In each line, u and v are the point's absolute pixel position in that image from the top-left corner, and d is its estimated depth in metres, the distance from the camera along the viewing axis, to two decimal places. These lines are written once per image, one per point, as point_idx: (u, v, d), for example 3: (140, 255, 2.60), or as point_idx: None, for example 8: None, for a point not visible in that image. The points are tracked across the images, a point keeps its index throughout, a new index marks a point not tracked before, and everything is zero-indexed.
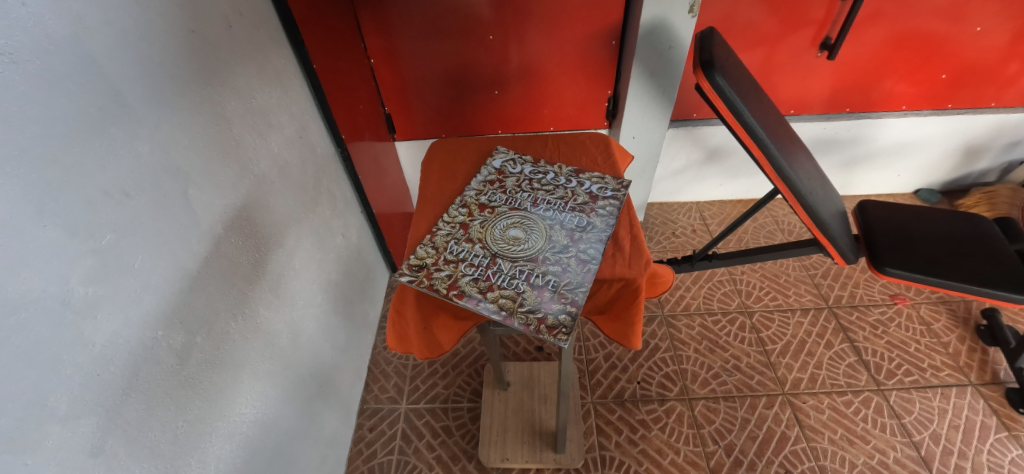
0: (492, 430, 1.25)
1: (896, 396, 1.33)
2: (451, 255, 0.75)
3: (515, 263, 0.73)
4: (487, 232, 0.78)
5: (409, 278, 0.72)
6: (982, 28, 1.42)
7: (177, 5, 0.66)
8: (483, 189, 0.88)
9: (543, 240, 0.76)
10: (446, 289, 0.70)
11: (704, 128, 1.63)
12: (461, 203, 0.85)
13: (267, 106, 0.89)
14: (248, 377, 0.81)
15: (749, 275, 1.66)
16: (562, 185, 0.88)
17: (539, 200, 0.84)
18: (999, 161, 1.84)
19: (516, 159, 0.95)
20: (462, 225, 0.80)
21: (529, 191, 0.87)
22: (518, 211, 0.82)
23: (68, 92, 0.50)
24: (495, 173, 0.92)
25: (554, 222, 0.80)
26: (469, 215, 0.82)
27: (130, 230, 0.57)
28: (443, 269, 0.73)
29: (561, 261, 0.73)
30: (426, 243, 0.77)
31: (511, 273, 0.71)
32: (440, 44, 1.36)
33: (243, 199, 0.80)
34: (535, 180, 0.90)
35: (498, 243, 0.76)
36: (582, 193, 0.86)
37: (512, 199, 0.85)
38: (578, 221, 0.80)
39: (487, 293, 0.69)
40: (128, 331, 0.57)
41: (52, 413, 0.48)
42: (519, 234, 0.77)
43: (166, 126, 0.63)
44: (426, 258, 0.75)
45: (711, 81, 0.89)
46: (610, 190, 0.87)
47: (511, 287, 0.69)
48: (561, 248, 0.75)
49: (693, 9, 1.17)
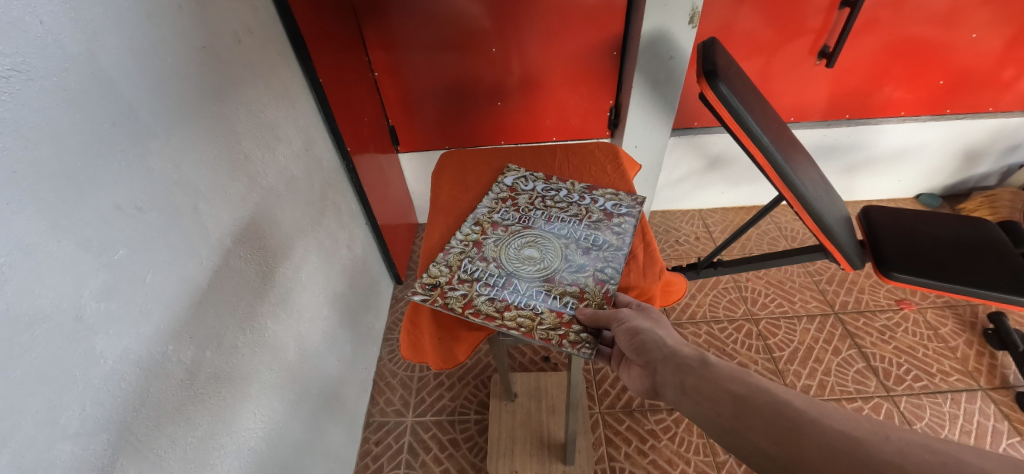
0: (501, 443, 1.23)
1: (907, 402, 1.32)
2: (465, 274, 0.75)
3: (531, 283, 0.73)
4: (501, 251, 0.78)
5: (422, 296, 0.72)
6: (978, 35, 1.44)
7: (188, 22, 0.67)
8: (495, 207, 0.88)
9: (559, 259, 0.76)
10: (461, 308, 0.70)
11: (706, 136, 1.65)
12: (474, 220, 0.85)
13: (274, 120, 0.89)
14: (255, 392, 0.79)
15: (754, 282, 1.65)
16: (575, 201, 0.89)
17: (553, 217, 0.85)
18: (998, 165, 1.85)
19: (529, 175, 0.96)
20: (476, 243, 0.80)
21: (542, 208, 0.87)
22: (532, 230, 0.82)
23: (86, 110, 0.50)
24: (508, 190, 0.92)
25: (569, 241, 0.80)
26: (482, 233, 0.82)
27: (143, 244, 0.57)
28: (457, 288, 0.73)
29: (578, 280, 0.73)
30: (439, 261, 0.77)
31: (527, 294, 0.71)
32: (442, 57, 1.38)
33: (251, 212, 0.80)
34: (548, 197, 0.90)
35: (513, 262, 0.76)
36: (596, 210, 0.87)
37: (525, 217, 0.85)
38: (593, 239, 0.80)
39: (504, 314, 0.68)
40: (139, 346, 0.56)
41: (64, 431, 0.47)
42: (534, 253, 0.78)
43: (177, 142, 0.64)
44: (440, 276, 0.75)
45: (715, 89, 0.90)
46: (625, 207, 0.87)
47: (528, 307, 0.69)
48: (578, 267, 0.75)
49: (693, 21, 1.18)
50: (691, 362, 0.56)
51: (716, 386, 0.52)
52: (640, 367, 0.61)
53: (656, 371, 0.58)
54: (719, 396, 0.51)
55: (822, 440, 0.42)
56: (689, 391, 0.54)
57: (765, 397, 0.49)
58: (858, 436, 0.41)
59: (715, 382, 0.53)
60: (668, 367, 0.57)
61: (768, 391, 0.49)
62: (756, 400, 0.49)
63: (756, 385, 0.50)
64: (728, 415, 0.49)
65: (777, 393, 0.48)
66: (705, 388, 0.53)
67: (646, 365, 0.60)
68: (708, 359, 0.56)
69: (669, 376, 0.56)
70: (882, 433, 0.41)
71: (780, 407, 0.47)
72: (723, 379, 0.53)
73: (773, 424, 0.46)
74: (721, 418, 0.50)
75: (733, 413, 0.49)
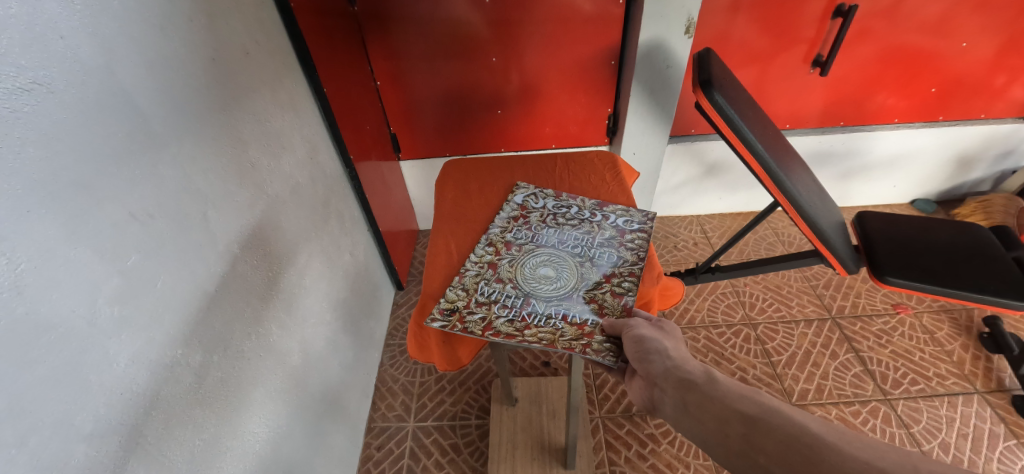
0: (502, 447, 1.23)
1: (904, 406, 1.33)
2: (482, 297, 0.75)
3: (550, 303, 0.73)
4: (517, 271, 0.79)
5: (441, 323, 0.71)
6: (968, 44, 1.47)
7: (199, 36, 0.69)
8: (508, 226, 0.90)
9: (576, 278, 0.77)
10: (481, 331, 0.69)
11: (703, 143, 1.67)
12: (487, 241, 0.86)
13: (280, 129, 0.91)
14: (260, 397, 0.81)
15: (751, 287, 1.67)
16: (587, 219, 0.90)
17: (566, 236, 0.86)
18: (991, 170, 1.88)
19: (538, 193, 0.98)
20: (491, 264, 0.81)
21: (553, 225, 0.88)
22: (547, 249, 0.83)
23: (101, 120, 0.52)
24: (518, 209, 0.94)
25: (584, 259, 0.81)
26: (496, 253, 0.83)
27: (154, 250, 0.59)
28: (475, 312, 0.72)
29: (595, 297, 0.73)
30: (456, 286, 0.78)
31: (547, 313, 0.71)
32: (443, 67, 1.40)
33: (257, 219, 0.82)
34: (558, 214, 0.91)
35: (529, 282, 0.77)
36: (609, 227, 0.88)
37: (537, 236, 0.86)
38: (608, 255, 0.81)
39: (525, 331, 0.68)
40: (150, 350, 0.58)
41: (78, 432, 0.49)
42: (550, 272, 0.78)
43: (188, 151, 0.66)
44: (457, 301, 0.75)
45: (709, 98, 0.92)
46: (637, 223, 0.88)
47: (549, 325, 0.69)
48: (595, 284, 0.76)
49: (689, 30, 1.21)
50: (697, 378, 0.55)
51: (722, 405, 0.50)
52: (641, 379, 0.59)
53: (659, 384, 0.56)
54: (727, 417, 0.49)
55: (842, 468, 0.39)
56: (693, 409, 0.52)
57: (778, 420, 0.46)
58: (884, 468, 0.38)
59: (722, 400, 0.51)
60: (673, 382, 0.55)
61: (782, 413, 0.46)
62: (769, 421, 0.46)
63: (768, 407, 0.48)
64: (735, 436, 0.47)
65: (791, 416, 0.46)
66: (711, 407, 0.51)
67: (648, 376, 0.58)
68: (716, 378, 0.54)
69: (671, 390, 0.55)
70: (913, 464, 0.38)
71: (796, 432, 0.44)
72: (732, 398, 0.51)
73: (787, 449, 0.43)
74: (729, 439, 0.47)
75: (743, 435, 0.47)
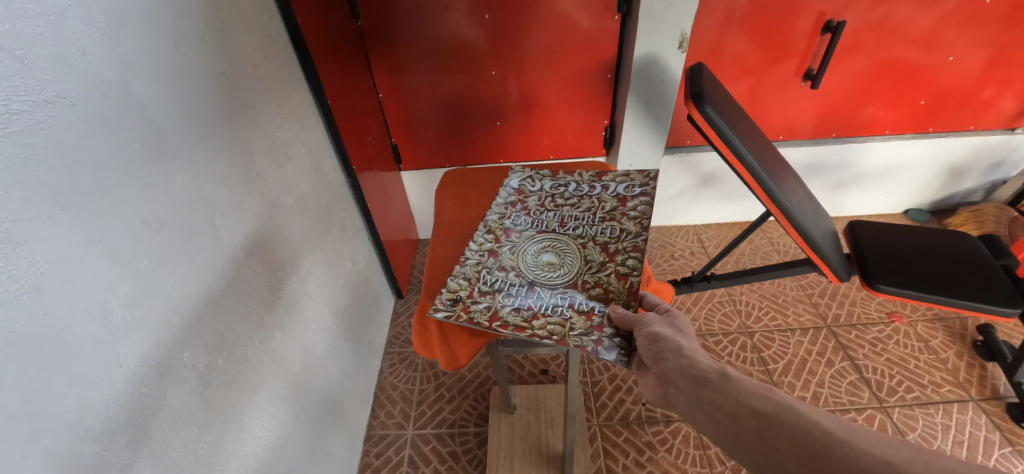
0: (500, 454, 1.24)
1: (900, 413, 1.34)
2: (485, 286, 0.75)
3: (554, 290, 0.73)
4: (519, 258, 0.80)
5: (445, 312, 0.71)
6: (955, 58, 1.51)
7: (210, 50, 0.72)
8: (506, 212, 0.90)
9: (579, 261, 0.77)
10: (487, 322, 0.69)
11: (698, 154, 1.71)
12: (487, 228, 0.87)
13: (285, 139, 0.94)
14: (261, 401, 0.82)
15: (748, 296, 1.69)
16: (585, 194, 0.91)
17: (566, 217, 0.86)
18: (982, 181, 1.91)
19: (534, 176, 0.99)
20: (492, 251, 0.82)
21: (553, 208, 0.89)
22: (548, 234, 0.84)
23: (118, 131, 0.55)
24: (515, 193, 0.95)
25: (586, 239, 0.81)
26: (496, 241, 0.84)
27: (165, 256, 0.61)
28: (480, 301, 0.73)
29: (599, 281, 0.73)
30: (457, 275, 0.78)
31: (553, 301, 0.71)
32: (444, 79, 1.44)
33: (262, 226, 0.84)
34: (557, 195, 0.92)
35: (533, 270, 0.77)
36: (609, 198, 0.89)
37: (537, 221, 0.87)
38: (609, 230, 0.82)
39: (534, 324, 0.67)
40: (158, 352, 0.60)
41: (88, 431, 0.51)
42: (553, 259, 0.79)
43: (198, 161, 0.68)
44: (460, 290, 0.75)
45: (701, 111, 0.95)
46: (638, 186, 0.90)
47: (556, 314, 0.68)
48: (598, 266, 0.76)
49: (682, 45, 1.25)
50: (711, 376, 0.56)
51: (735, 402, 0.52)
52: (654, 376, 0.61)
53: (673, 381, 0.58)
54: (740, 414, 0.51)
55: (854, 465, 0.42)
56: (707, 406, 0.54)
57: (790, 416, 0.48)
58: (898, 464, 0.41)
59: (735, 398, 0.53)
60: (688, 380, 0.57)
61: (793, 409, 0.49)
62: (781, 418, 0.49)
63: (780, 403, 0.50)
64: (749, 433, 0.49)
65: (804, 413, 0.48)
66: (725, 404, 0.53)
67: (662, 374, 0.60)
68: (729, 374, 0.56)
69: (685, 388, 0.57)
70: (922, 460, 0.41)
71: (807, 428, 0.47)
72: (744, 395, 0.53)
73: (800, 445, 0.46)
74: (743, 435, 0.50)
75: (757, 431, 0.49)
